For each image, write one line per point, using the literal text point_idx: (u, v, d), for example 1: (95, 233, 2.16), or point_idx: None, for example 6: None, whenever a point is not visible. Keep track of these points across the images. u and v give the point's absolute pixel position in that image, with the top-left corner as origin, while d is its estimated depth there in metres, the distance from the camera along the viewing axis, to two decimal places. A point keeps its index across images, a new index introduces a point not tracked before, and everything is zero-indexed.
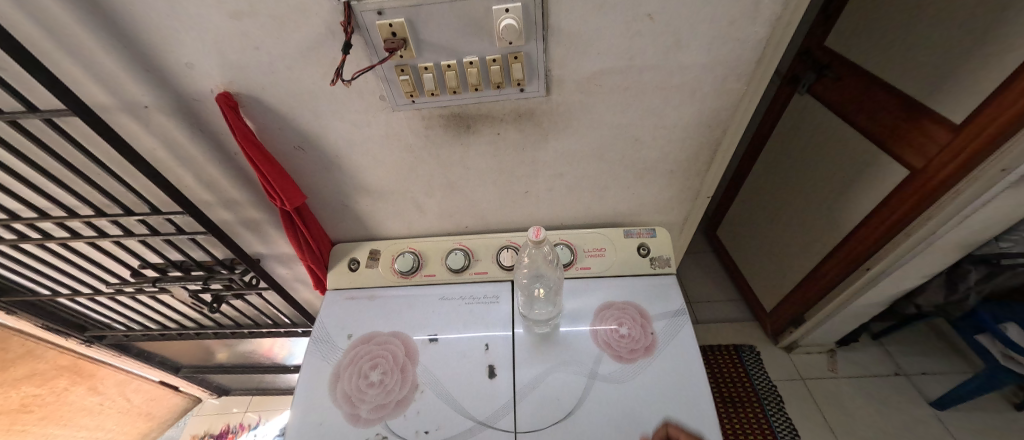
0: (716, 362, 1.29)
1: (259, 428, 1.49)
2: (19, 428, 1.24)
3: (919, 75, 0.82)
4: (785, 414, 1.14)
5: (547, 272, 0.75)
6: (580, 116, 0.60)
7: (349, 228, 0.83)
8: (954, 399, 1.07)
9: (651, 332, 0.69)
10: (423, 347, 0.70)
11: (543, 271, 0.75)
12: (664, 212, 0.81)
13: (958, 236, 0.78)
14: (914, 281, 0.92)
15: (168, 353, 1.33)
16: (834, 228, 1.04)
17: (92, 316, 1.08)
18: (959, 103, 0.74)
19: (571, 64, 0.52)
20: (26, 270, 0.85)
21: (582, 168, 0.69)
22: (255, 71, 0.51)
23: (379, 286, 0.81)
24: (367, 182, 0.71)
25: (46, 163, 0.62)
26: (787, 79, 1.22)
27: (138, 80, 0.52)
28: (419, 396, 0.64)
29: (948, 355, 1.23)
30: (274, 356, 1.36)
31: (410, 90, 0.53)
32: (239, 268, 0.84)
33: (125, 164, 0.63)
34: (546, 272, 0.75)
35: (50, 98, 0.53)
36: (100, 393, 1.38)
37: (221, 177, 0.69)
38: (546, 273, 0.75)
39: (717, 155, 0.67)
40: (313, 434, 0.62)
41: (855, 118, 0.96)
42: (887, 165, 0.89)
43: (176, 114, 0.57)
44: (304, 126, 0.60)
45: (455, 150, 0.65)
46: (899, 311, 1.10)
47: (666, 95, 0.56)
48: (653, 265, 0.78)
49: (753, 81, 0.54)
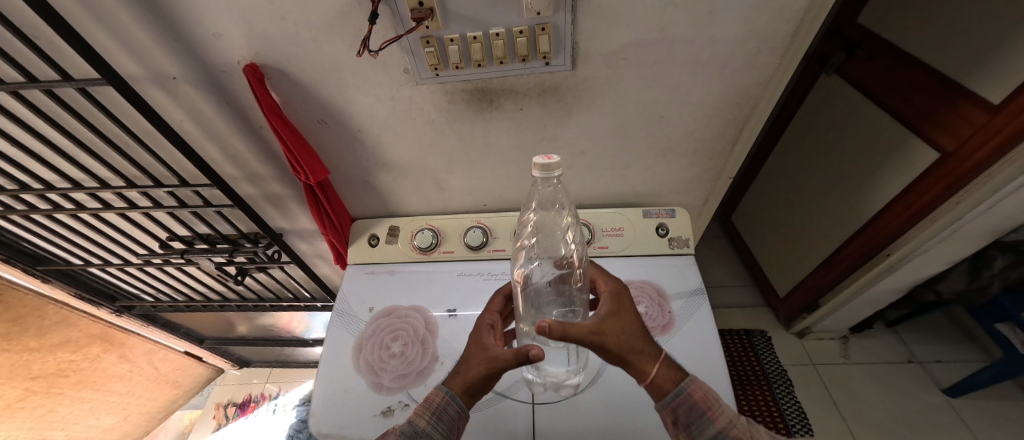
0: (729, 346, 1.30)
1: (279, 398, 1.55)
2: (57, 391, 1.27)
3: (960, 54, 0.79)
4: (794, 397, 1.17)
5: (560, 278, 0.61)
6: (606, 92, 0.59)
7: (369, 204, 0.84)
8: (968, 387, 1.07)
9: (668, 311, 0.69)
10: (442, 321, 0.72)
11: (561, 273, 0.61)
12: (684, 192, 0.80)
13: (987, 221, 0.76)
14: (934, 267, 0.91)
15: (193, 325, 1.39)
16: (856, 214, 1.03)
17: (122, 287, 1.12)
18: (1001, 82, 0.71)
19: (600, 37, 0.51)
20: (60, 239, 0.89)
21: (604, 146, 0.69)
22: (282, 42, 0.51)
23: (398, 262, 0.82)
24: (388, 158, 0.72)
25: (80, 134, 0.64)
26: (814, 59, 1.18)
27: (167, 50, 0.53)
28: (440, 367, 0.66)
29: (964, 344, 1.22)
30: (293, 330, 1.40)
31: (435, 62, 0.53)
32: (262, 241, 0.87)
33: (155, 135, 0.64)
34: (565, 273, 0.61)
35: (84, 68, 0.54)
36: (130, 361, 1.44)
37: (246, 151, 0.70)
38: (563, 280, 0.61)
39: (743, 135, 0.66)
40: (338, 400, 0.65)
41: (886, 99, 0.93)
42: (917, 148, 0.86)
43: (204, 87, 0.58)
44: (328, 100, 0.60)
45: (477, 125, 0.65)
46: (918, 297, 1.09)
47: (696, 70, 0.55)
48: (671, 246, 0.77)
49: (788, 56, 0.53)
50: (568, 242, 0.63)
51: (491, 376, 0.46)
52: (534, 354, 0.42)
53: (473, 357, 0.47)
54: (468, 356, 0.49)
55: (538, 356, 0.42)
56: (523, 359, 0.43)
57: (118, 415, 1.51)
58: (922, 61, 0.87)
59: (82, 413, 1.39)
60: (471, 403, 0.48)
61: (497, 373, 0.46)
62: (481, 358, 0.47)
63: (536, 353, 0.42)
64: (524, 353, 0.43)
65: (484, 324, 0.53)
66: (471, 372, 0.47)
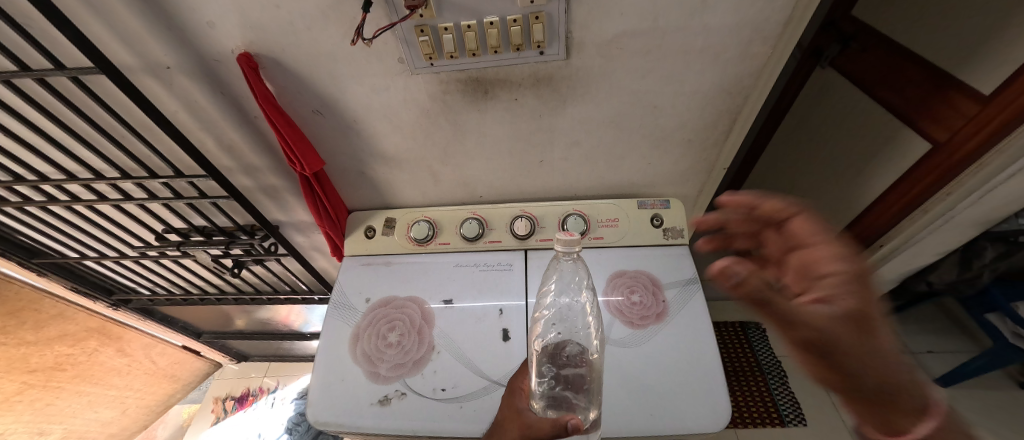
0: (725, 338, 1.31)
1: (277, 392, 1.55)
2: (54, 384, 1.27)
3: (952, 45, 0.80)
4: (788, 388, 1.18)
5: (574, 357, 0.58)
6: (600, 82, 0.59)
7: (365, 196, 0.84)
8: (958, 376, 1.09)
9: (662, 300, 0.71)
10: (438, 312, 0.73)
11: (573, 348, 0.59)
12: (679, 183, 0.81)
13: (977, 212, 0.77)
14: (926, 257, 0.92)
15: (190, 319, 1.39)
16: (849, 206, 1.04)
17: (119, 280, 1.13)
18: (992, 73, 0.71)
19: (594, 26, 0.51)
20: (55, 232, 0.89)
21: (599, 136, 0.69)
22: (277, 31, 0.51)
23: (395, 253, 0.82)
24: (384, 148, 0.72)
25: (75, 125, 0.64)
26: (810, 52, 1.19)
27: (161, 39, 0.52)
28: (437, 356, 0.67)
29: (955, 334, 1.23)
30: (291, 324, 1.40)
31: (430, 52, 0.53)
32: (259, 233, 0.88)
33: (149, 126, 0.64)
34: (578, 350, 0.58)
35: (77, 57, 0.54)
36: (128, 354, 1.45)
37: (242, 142, 0.70)
38: (574, 358, 0.57)
39: (736, 125, 0.66)
40: (336, 389, 0.65)
41: (879, 91, 0.94)
42: (910, 139, 0.87)
43: (198, 76, 0.58)
44: (323, 91, 0.60)
45: (472, 115, 0.65)
46: (910, 288, 1.10)
47: (690, 59, 0.55)
48: (666, 236, 0.78)
49: (780, 45, 0.53)
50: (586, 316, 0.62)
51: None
52: (573, 424, 0.39)
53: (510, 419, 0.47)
54: (504, 420, 0.49)
55: (578, 428, 0.39)
56: (561, 430, 0.41)
57: (116, 409, 1.51)
58: (916, 52, 0.88)
59: (80, 407, 1.38)
60: None
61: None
62: (515, 422, 0.47)
63: (576, 424, 0.39)
64: (563, 423, 0.41)
65: (517, 390, 0.54)
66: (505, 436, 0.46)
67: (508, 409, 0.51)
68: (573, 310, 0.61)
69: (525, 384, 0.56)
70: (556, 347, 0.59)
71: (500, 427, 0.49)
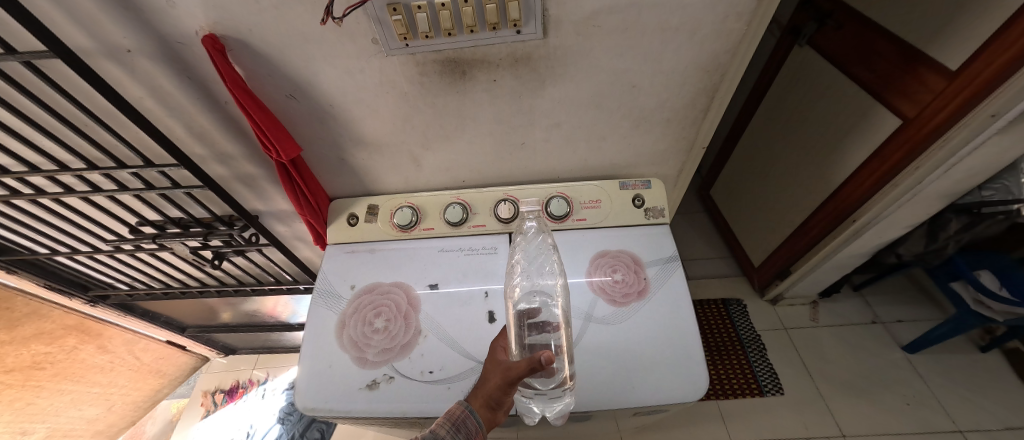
0: (705, 314, 1.38)
1: (267, 383, 1.54)
2: (34, 383, 1.26)
3: (925, 21, 0.81)
4: (767, 359, 1.24)
5: (545, 324, 0.63)
6: (578, 62, 0.58)
7: (346, 183, 0.83)
8: (925, 342, 1.15)
9: (644, 278, 0.73)
10: (423, 297, 0.73)
11: (543, 318, 0.64)
12: (660, 163, 0.82)
13: (944, 183, 0.80)
14: (896, 229, 0.96)
15: (172, 313, 1.39)
16: (824, 182, 1.07)
17: (96, 276, 1.11)
18: (961, 48, 0.73)
19: (570, 3, 0.49)
20: (21, 227, 0.87)
21: (580, 117, 0.69)
22: (241, 12, 0.49)
23: (378, 240, 0.82)
24: (363, 133, 0.71)
25: (32, 114, 0.61)
26: (787, 31, 1.20)
27: (117, 20, 0.49)
28: (424, 340, 0.67)
29: (922, 305, 1.30)
30: (277, 315, 1.40)
31: (404, 32, 0.51)
32: (238, 223, 0.87)
33: (115, 114, 0.62)
34: (549, 319, 0.64)
35: (30, 40, 0.51)
36: (109, 351, 1.44)
37: (213, 128, 0.68)
38: (546, 325, 0.63)
39: (715, 102, 0.67)
40: (322, 376, 0.66)
41: (854, 68, 0.96)
42: (881, 117, 0.89)
43: (162, 60, 0.55)
44: (296, 73, 0.58)
45: (451, 99, 0.64)
46: (881, 260, 1.15)
47: (666, 37, 0.55)
48: (647, 216, 0.80)
49: (754, 22, 0.54)
50: (554, 294, 0.68)
51: (507, 387, 0.47)
52: (545, 358, 0.40)
53: (491, 371, 0.49)
54: (488, 373, 0.52)
55: (550, 360, 0.40)
56: (535, 364, 0.42)
57: (101, 406, 1.50)
58: (889, 30, 0.89)
59: (62, 405, 1.37)
60: (488, 417, 0.49)
61: (512, 384, 0.46)
62: (498, 372, 0.49)
63: (548, 357, 0.40)
64: (536, 359, 0.42)
65: (499, 349, 0.56)
66: (489, 385, 0.49)
67: (492, 364, 0.53)
68: (545, 282, 0.69)
69: (506, 343, 0.58)
70: (529, 315, 0.64)
71: (484, 380, 0.51)
